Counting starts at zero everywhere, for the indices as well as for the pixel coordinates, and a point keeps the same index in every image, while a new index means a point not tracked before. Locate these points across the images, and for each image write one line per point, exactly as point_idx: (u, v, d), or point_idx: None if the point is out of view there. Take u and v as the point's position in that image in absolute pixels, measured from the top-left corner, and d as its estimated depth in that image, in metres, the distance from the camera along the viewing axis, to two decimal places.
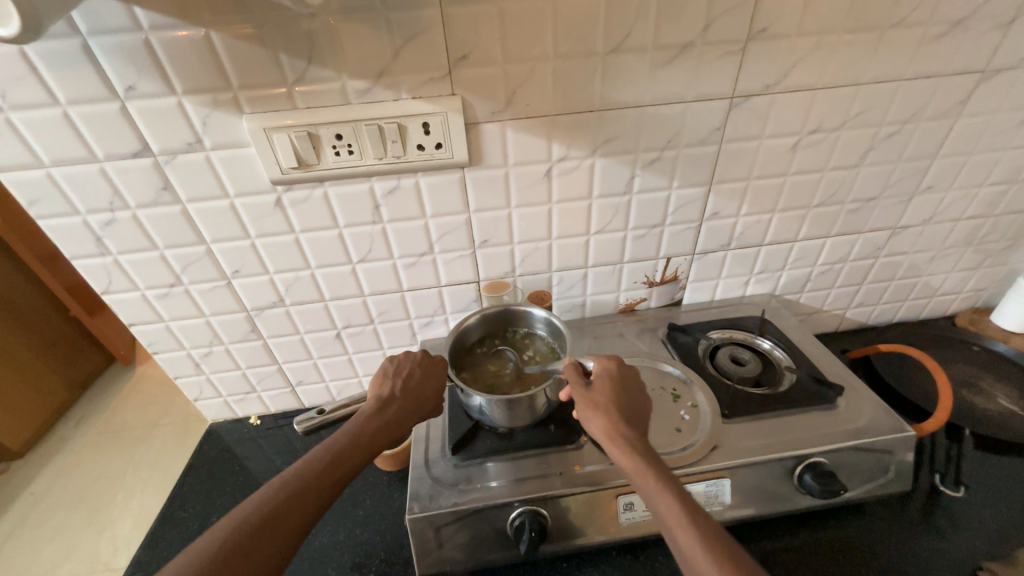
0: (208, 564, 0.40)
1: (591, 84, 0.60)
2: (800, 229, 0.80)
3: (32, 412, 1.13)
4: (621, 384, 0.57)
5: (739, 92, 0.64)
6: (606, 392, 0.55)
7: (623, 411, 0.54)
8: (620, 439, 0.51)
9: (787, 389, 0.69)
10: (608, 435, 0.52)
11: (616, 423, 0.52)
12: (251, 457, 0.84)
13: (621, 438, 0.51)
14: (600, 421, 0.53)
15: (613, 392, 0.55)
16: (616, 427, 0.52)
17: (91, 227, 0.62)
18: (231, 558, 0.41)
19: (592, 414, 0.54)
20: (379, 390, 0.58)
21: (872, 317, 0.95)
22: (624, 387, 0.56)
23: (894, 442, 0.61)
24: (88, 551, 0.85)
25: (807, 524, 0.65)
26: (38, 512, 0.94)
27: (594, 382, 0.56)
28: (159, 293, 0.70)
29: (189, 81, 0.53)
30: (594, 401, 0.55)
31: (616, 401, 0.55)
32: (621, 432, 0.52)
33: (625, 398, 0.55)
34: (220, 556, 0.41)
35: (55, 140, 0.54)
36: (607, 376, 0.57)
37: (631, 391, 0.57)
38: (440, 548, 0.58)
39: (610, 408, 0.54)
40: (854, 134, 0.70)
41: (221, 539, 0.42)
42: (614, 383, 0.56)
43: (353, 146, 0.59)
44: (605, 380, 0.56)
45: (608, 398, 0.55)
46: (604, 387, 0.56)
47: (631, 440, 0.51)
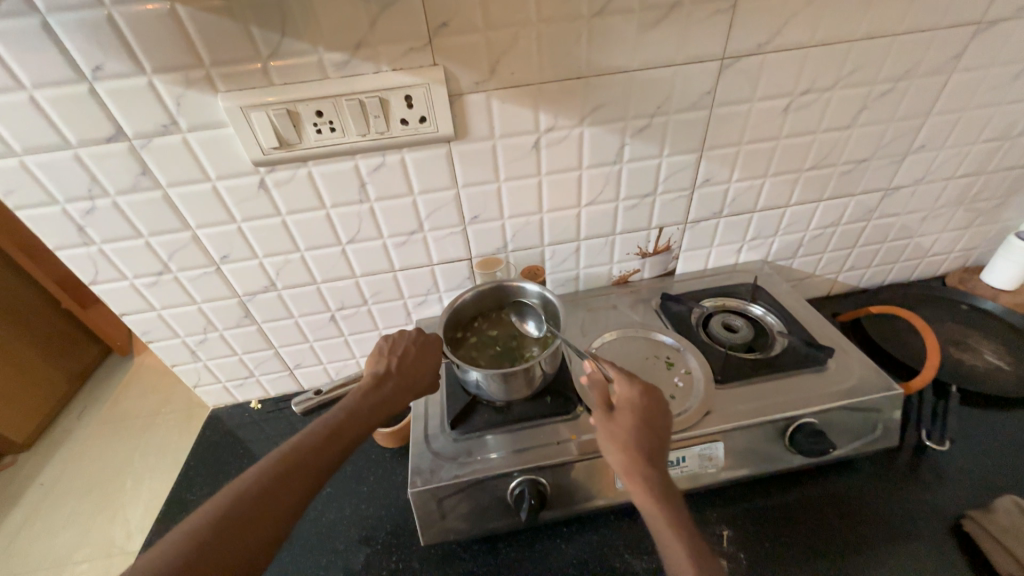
0: (213, 530, 0.41)
1: (577, 49, 0.58)
2: (792, 194, 0.79)
3: (34, 406, 1.13)
4: (646, 414, 0.55)
5: (729, 54, 0.62)
6: (627, 425, 0.54)
7: (645, 445, 0.52)
8: (637, 477, 0.51)
9: (778, 354, 0.70)
10: (625, 471, 0.51)
11: (635, 460, 0.51)
12: (255, 440, 0.85)
13: (638, 477, 0.50)
14: (619, 458, 0.52)
15: (635, 424, 0.54)
16: (634, 465, 0.51)
17: (72, 216, 0.60)
18: (234, 524, 0.42)
19: (612, 448, 0.53)
20: (375, 366, 0.59)
21: (863, 280, 0.96)
22: (648, 416, 0.54)
23: (883, 400, 0.63)
24: (102, 536, 0.87)
25: (798, 482, 0.67)
26: (49, 501, 0.95)
27: (616, 413, 0.55)
28: (148, 282, 0.69)
29: (159, 60, 0.51)
30: (614, 435, 0.54)
31: (638, 434, 0.53)
32: (640, 471, 0.51)
33: (647, 430, 0.54)
34: (219, 529, 0.42)
35: (23, 125, 0.53)
36: (631, 406, 0.55)
37: (655, 419, 0.55)
38: (444, 519, 0.59)
39: (630, 442, 0.52)
40: (848, 92, 0.69)
41: (224, 504, 0.43)
42: (637, 413, 0.55)
43: (335, 123, 0.58)
44: (628, 411, 0.55)
45: (628, 431, 0.53)
46: (625, 420, 0.54)
47: (647, 477, 0.50)
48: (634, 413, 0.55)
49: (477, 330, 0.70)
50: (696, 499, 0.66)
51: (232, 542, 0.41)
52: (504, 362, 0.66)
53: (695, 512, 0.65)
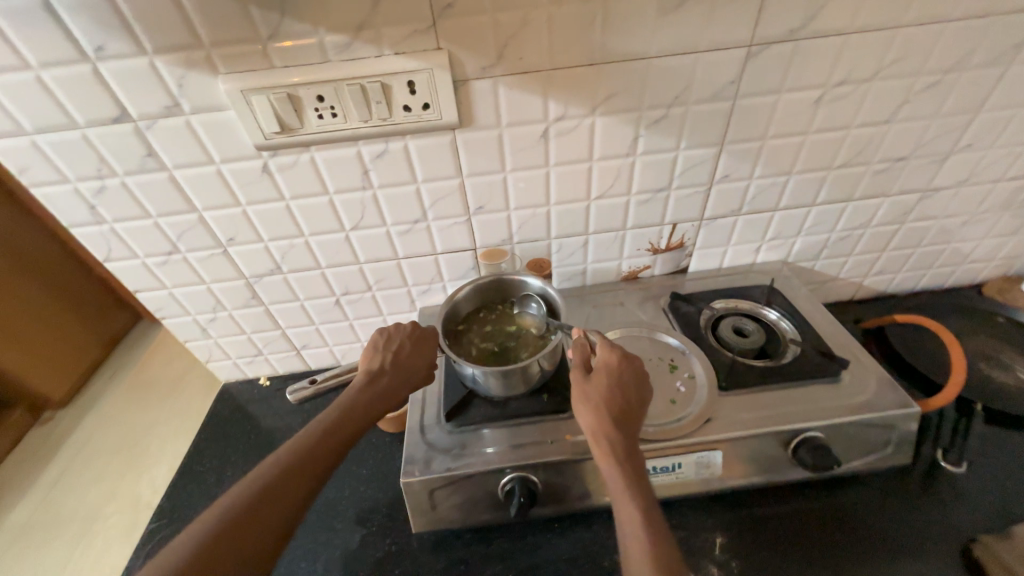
0: (219, 531, 0.43)
1: (590, 34, 0.54)
2: (819, 192, 0.74)
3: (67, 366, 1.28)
4: (621, 380, 0.54)
5: (757, 40, 0.57)
6: (602, 389, 0.53)
7: (616, 409, 0.52)
8: (603, 441, 0.50)
9: (789, 362, 0.67)
10: (593, 432, 0.51)
11: (604, 424, 0.51)
12: (262, 416, 0.88)
13: (604, 440, 0.50)
14: (588, 418, 0.52)
15: (609, 389, 0.53)
16: (602, 429, 0.51)
17: (83, 195, 0.61)
18: (238, 524, 0.43)
19: (584, 407, 0.52)
20: (370, 363, 0.59)
21: (891, 285, 0.91)
22: (623, 384, 0.54)
23: (898, 418, 0.59)
24: (128, 492, 0.96)
25: (800, 493, 0.65)
26: (87, 456, 1.06)
27: (592, 376, 0.54)
28: (159, 261, 0.70)
29: (160, 40, 0.50)
30: (587, 395, 0.53)
31: (610, 399, 0.52)
32: (607, 435, 0.50)
33: (620, 396, 0.53)
34: (224, 527, 0.43)
35: (32, 105, 0.53)
36: (608, 371, 0.54)
37: (630, 388, 0.54)
38: (435, 509, 0.60)
39: (601, 405, 0.52)
40: (888, 84, 0.63)
41: (227, 507, 0.45)
42: (612, 379, 0.54)
43: (336, 108, 0.56)
44: (604, 376, 0.54)
45: (601, 393, 0.53)
46: (600, 383, 0.53)
47: (613, 442, 0.50)
48: (609, 378, 0.54)
49: (477, 322, 0.70)
50: (692, 503, 0.65)
51: (238, 542, 0.43)
52: (500, 356, 0.66)
53: (691, 517, 0.63)
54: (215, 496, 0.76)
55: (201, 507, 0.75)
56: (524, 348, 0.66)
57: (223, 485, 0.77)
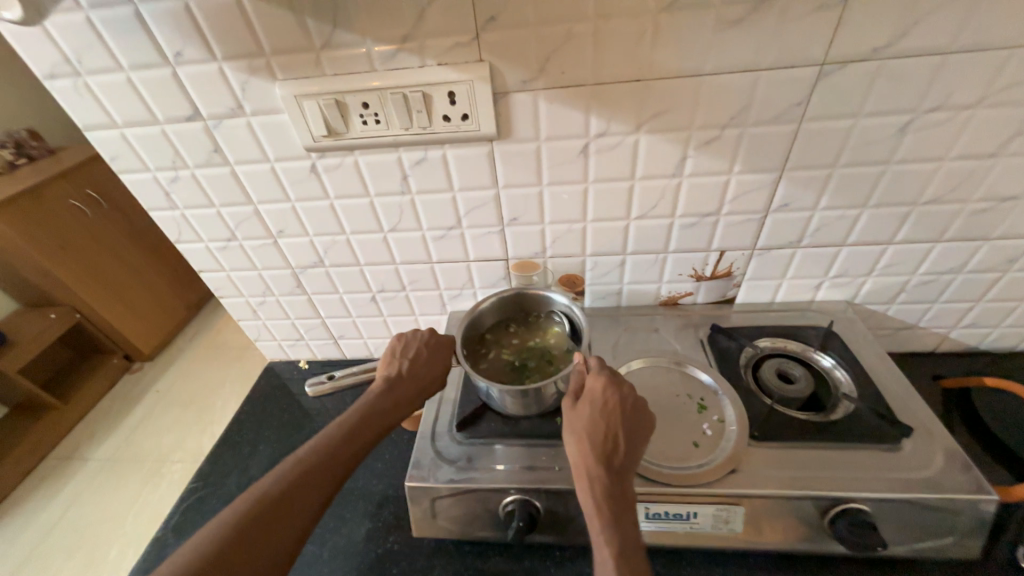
0: (255, 514, 0.46)
1: (638, 48, 0.51)
2: (898, 230, 0.65)
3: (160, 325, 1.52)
4: (607, 411, 0.52)
5: (832, 59, 0.51)
6: (585, 418, 0.52)
7: (598, 441, 0.50)
8: (583, 473, 0.49)
9: (839, 419, 0.59)
10: (574, 464, 0.50)
11: (583, 456, 0.50)
12: (298, 397, 0.93)
13: (584, 472, 0.49)
14: (570, 448, 0.51)
15: (594, 419, 0.52)
16: (582, 461, 0.49)
17: (160, 182, 0.68)
18: (271, 509, 0.47)
19: (567, 437, 0.52)
20: (388, 369, 0.60)
21: (985, 341, 0.78)
22: (610, 414, 0.52)
23: (968, 503, 0.51)
24: (189, 442, 1.09)
25: (837, 566, 0.57)
26: (165, 406, 1.23)
27: (578, 405, 0.53)
28: (219, 246, 0.77)
29: (228, 48, 0.54)
30: (571, 425, 0.52)
31: (594, 430, 0.51)
32: (586, 466, 0.49)
33: (604, 427, 0.51)
34: (260, 511, 0.46)
35: (124, 103, 0.60)
36: (594, 401, 0.53)
37: (617, 418, 0.52)
38: (437, 517, 0.60)
39: (583, 436, 0.51)
40: (997, 112, 0.54)
41: (262, 491, 0.48)
42: (598, 409, 0.52)
43: (379, 115, 0.58)
44: (589, 405, 0.53)
45: (585, 423, 0.51)
46: (584, 412, 0.52)
47: (592, 475, 0.48)
48: (594, 408, 0.52)
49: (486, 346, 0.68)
50: (708, 557, 0.59)
51: (271, 525, 0.46)
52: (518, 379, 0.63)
53: (704, 571, 0.58)
54: (247, 467, 0.82)
55: (234, 475, 0.81)
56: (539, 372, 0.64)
57: (256, 458, 0.83)
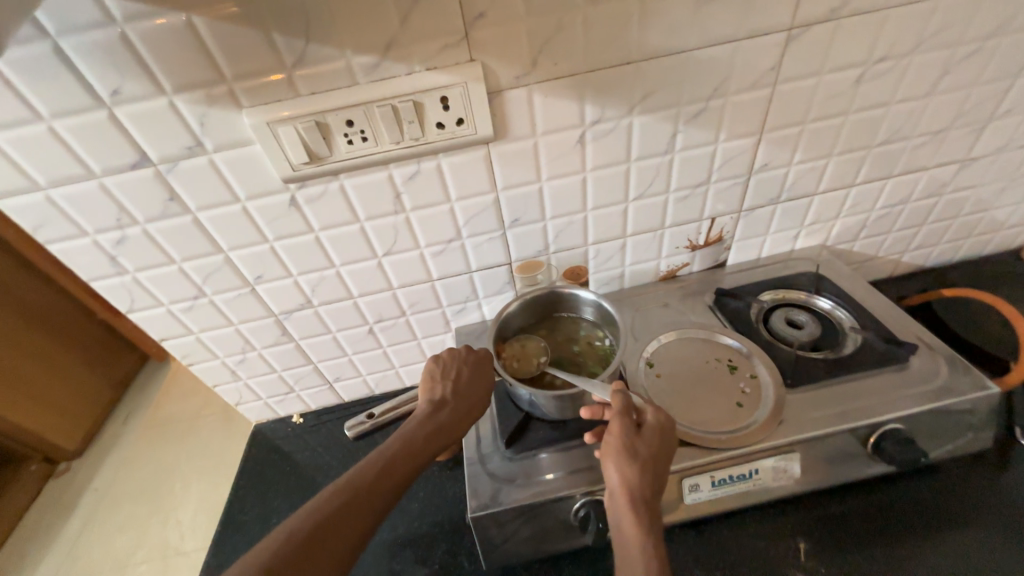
0: (304, 537, 0.41)
1: (627, 30, 0.52)
2: (858, 173, 0.72)
3: (86, 410, 1.31)
4: (667, 446, 0.51)
5: (799, 22, 0.55)
6: (648, 447, 0.50)
7: (657, 477, 0.49)
8: (638, 501, 0.47)
9: (852, 352, 0.64)
10: (631, 494, 0.47)
11: (644, 486, 0.48)
12: (299, 455, 0.84)
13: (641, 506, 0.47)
14: (630, 479, 0.48)
15: (655, 450, 0.50)
16: (642, 490, 0.47)
17: (102, 247, 0.58)
18: (321, 534, 0.42)
19: (628, 464, 0.48)
20: (431, 393, 0.57)
21: (930, 259, 0.89)
22: (666, 446, 0.51)
23: (976, 401, 0.57)
24: (170, 538, 0.94)
25: (876, 485, 0.62)
26: (107, 506, 1.05)
27: (640, 432, 0.51)
28: (184, 307, 0.67)
29: (178, 78, 0.47)
30: (633, 453, 0.49)
31: (652, 462, 0.50)
32: (645, 501, 0.47)
33: (661, 463, 0.50)
34: (309, 535, 0.41)
35: (45, 158, 0.50)
36: (658, 433, 0.51)
37: (669, 452, 0.51)
38: (505, 542, 0.57)
39: (645, 465, 0.49)
40: (930, 56, 0.61)
41: (313, 513, 0.43)
42: (658, 439, 0.51)
43: (366, 132, 0.53)
44: (654, 436, 0.51)
45: (649, 456, 0.49)
46: (648, 441, 0.50)
47: (646, 507, 0.47)
48: (658, 442, 0.51)
49: (509, 360, 0.64)
50: (767, 509, 0.62)
51: (320, 552, 0.41)
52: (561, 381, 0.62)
53: (768, 523, 0.61)
54: None
55: None
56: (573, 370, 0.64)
57: None
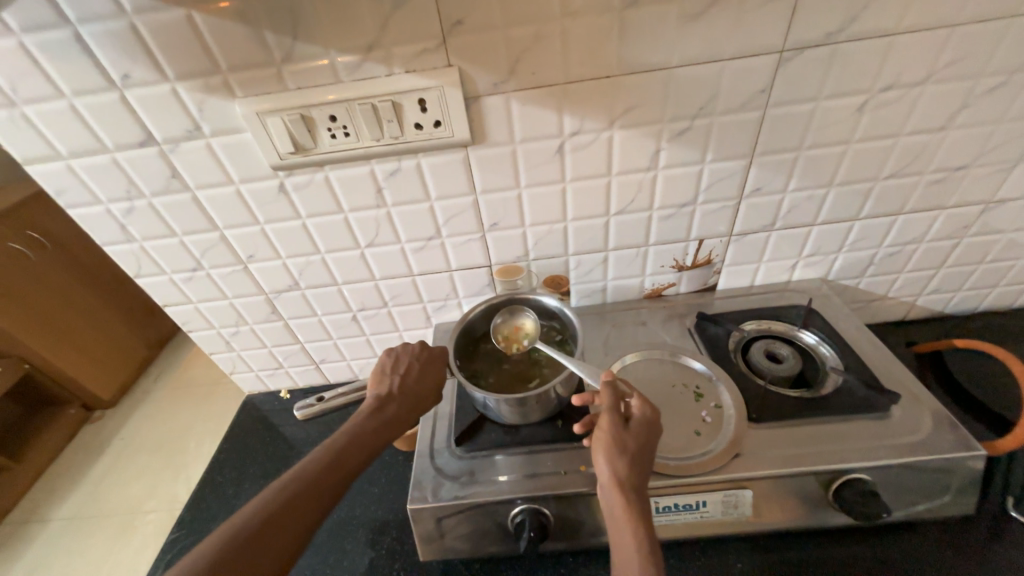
0: (249, 530, 0.43)
1: (606, 44, 0.52)
2: (863, 206, 0.68)
3: (122, 365, 1.42)
4: (656, 438, 0.51)
5: (791, 45, 0.53)
6: (637, 443, 0.50)
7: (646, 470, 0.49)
8: (628, 497, 0.47)
9: (830, 393, 0.61)
10: (622, 486, 0.47)
11: (633, 481, 0.47)
12: (281, 428, 0.88)
13: (632, 498, 0.46)
14: (621, 471, 0.47)
15: (644, 445, 0.50)
16: (632, 485, 0.47)
17: (114, 215, 0.64)
18: (266, 527, 0.43)
19: (618, 457, 0.48)
20: (379, 387, 0.58)
21: (949, 305, 0.82)
22: (655, 441, 0.51)
23: (957, 461, 0.53)
24: (166, 492, 1.01)
25: (842, 537, 0.58)
26: (127, 454, 1.14)
27: (630, 426, 0.50)
28: (184, 277, 0.72)
29: (181, 67, 0.52)
30: (623, 446, 0.49)
31: (642, 455, 0.49)
32: (635, 494, 0.47)
33: (650, 456, 0.50)
34: (254, 527, 0.43)
35: (66, 132, 0.56)
36: (645, 426, 0.51)
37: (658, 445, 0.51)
38: (443, 537, 0.58)
39: (634, 461, 0.48)
40: (944, 88, 0.57)
41: (259, 507, 0.45)
42: (646, 433, 0.51)
43: (349, 128, 0.56)
44: (642, 430, 0.50)
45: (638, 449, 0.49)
46: (637, 436, 0.50)
47: (638, 501, 0.47)
48: (646, 435, 0.51)
49: (468, 365, 0.66)
50: (719, 544, 0.59)
51: (265, 543, 0.42)
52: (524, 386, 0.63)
53: (716, 558, 0.58)
54: (232, 508, 0.77)
55: (219, 519, 0.76)
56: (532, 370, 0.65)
57: (241, 497, 0.78)
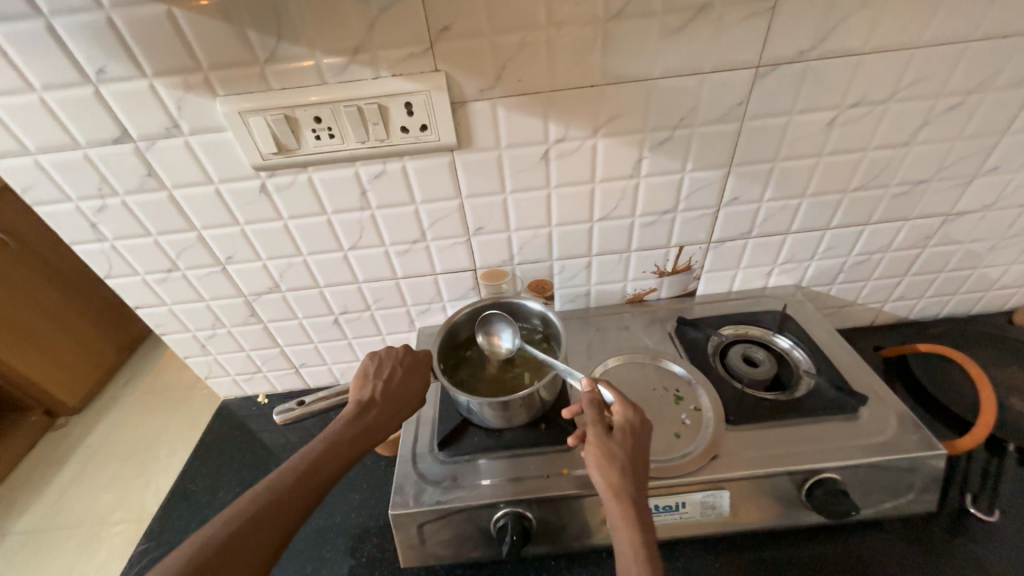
0: (224, 538, 0.42)
1: (591, 54, 0.53)
2: (833, 216, 0.71)
3: (90, 369, 1.36)
4: (642, 441, 0.51)
5: (766, 61, 0.55)
6: (625, 450, 0.50)
7: (639, 475, 0.49)
8: (624, 508, 0.47)
9: (803, 396, 0.63)
10: (616, 496, 0.47)
11: (628, 490, 0.47)
12: (259, 434, 0.86)
13: (629, 505, 0.47)
14: (613, 481, 0.48)
15: (632, 451, 0.50)
16: (627, 495, 0.47)
17: (85, 213, 0.62)
18: (241, 535, 0.42)
19: (607, 467, 0.49)
20: (361, 392, 0.57)
21: (913, 312, 0.86)
22: (642, 445, 0.51)
23: (920, 460, 0.55)
24: (134, 503, 0.97)
25: (814, 536, 0.60)
26: (98, 461, 1.09)
27: (615, 434, 0.51)
28: (158, 278, 0.70)
29: (159, 64, 0.50)
30: (611, 455, 0.49)
31: (632, 460, 0.50)
32: (630, 500, 0.47)
33: (640, 460, 0.50)
34: (229, 535, 0.42)
35: (35, 126, 0.54)
36: (630, 431, 0.51)
37: (647, 447, 0.52)
38: (425, 543, 0.58)
39: (626, 469, 0.48)
40: (907, 106, 0.60)
41: (234, 513, 0.44)
42: (631, 439, 0.51)
43: (333, 130, 0.56)
44: (627, 435, 0.51)
45: (627, 455, 0.49)
46: (624, 443, 0.50)
47: (636, 508, 0.47)
48: (632, 439, 0.51)
49: (452, 368, 0.66)
50: (697, 545, 0.61)
51: (239, 552, 0.41)
52: (496, 392, 0.64)
53: (695, 559, 0.59)
54: (206, 517, 0.74)
55: (191, 528, 0.73)
56: (508, 376, 0.65)
57: (215, 505, 0.76)
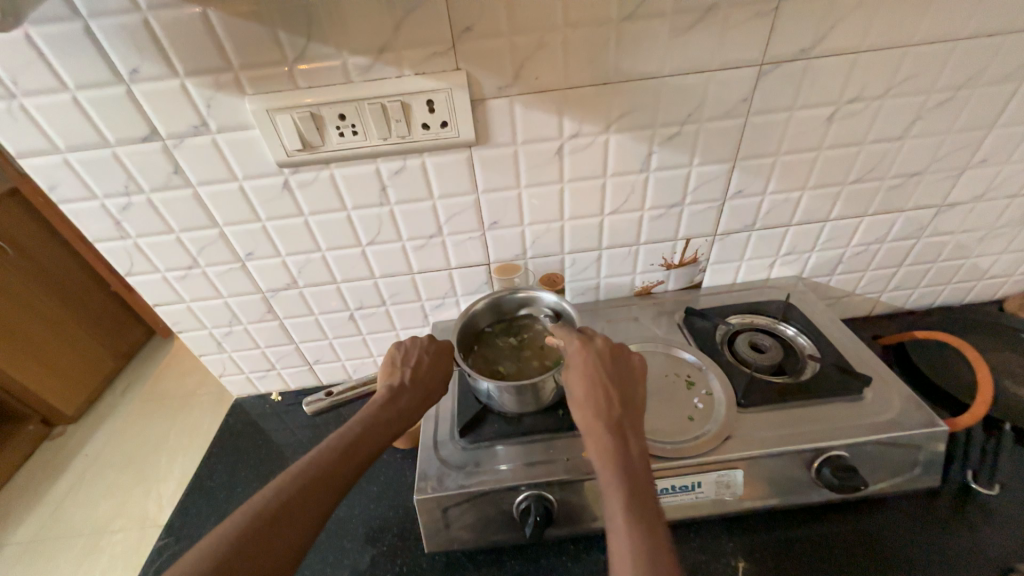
0: (279, 503, 0.45)
1: (605, 54, 0.56)
2: (833, 208, 0.74)
3: (87, 379, 1.35)
4: (589, 368, 0.54)
5: (769, 59, 0.58)
6: (575, 383, 0.54)
7: (595, 402, 0.52)
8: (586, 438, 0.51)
9: (809, 378, 0.66)
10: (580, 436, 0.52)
11: (585, 419, 0.51)
12: (273, 430, 0.87)
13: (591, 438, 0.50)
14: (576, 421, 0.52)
15: (581, 378, 0.54)
16: (584, 422, 0.51)
17: (110, 211, 0.63)
18: (293, 502, 0.46)
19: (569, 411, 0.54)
20: (390, 378, 0.60)
21: (909, 301, 0.89)
22: (594, 368, 0.54)
23: (922, 437, 0.58)
24: (139, 508, 0.96)
25: (824, 514, 0.63)
26: (95, 470, 1.07)
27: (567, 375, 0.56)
28: (178, 276, 0.72)
29: (192, 64, 0.52)
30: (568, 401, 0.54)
31: (583, 394, 0.53)
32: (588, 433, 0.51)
33: (592, 388, 0.53)
34: (283, 502, 0.45)
35: (67, 125, 0.55)
36: (576, 365, 0.55)
37: (598, 372, 0.54)
38: (448, 528, 0.59)
39: (580, 402, 0.53)
40: (900, 101, 0.63)
41: (287, 483, 0.47)
42: (581, 370, 0.55)
43: (357, 126, 0.58)
44: (574, 372, 0.55)
45: (577, 392, 0.53)
46: (573, 382, 0.54)
47: (599, 440, 0.50)
48: (578, 373, 0.55)
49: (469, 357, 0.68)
50: (711, 526, 0.63)
51: (292, 516, 0.45)
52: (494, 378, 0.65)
53: (711, 539, 0.61)
54: (224, 512, 0.75)
55: (210, 523, 0.74)
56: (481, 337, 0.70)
57: (233, 501, 0.76)
